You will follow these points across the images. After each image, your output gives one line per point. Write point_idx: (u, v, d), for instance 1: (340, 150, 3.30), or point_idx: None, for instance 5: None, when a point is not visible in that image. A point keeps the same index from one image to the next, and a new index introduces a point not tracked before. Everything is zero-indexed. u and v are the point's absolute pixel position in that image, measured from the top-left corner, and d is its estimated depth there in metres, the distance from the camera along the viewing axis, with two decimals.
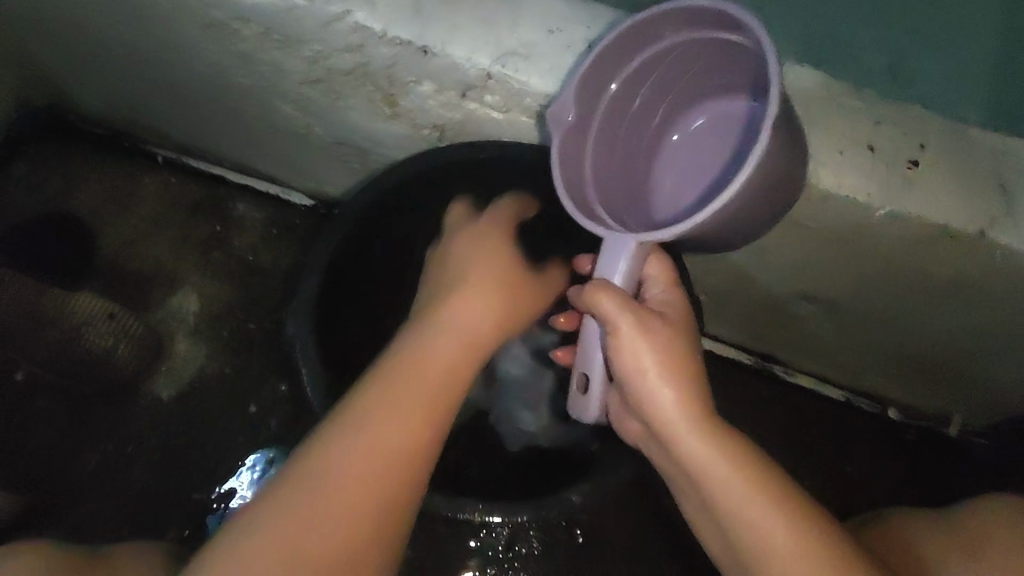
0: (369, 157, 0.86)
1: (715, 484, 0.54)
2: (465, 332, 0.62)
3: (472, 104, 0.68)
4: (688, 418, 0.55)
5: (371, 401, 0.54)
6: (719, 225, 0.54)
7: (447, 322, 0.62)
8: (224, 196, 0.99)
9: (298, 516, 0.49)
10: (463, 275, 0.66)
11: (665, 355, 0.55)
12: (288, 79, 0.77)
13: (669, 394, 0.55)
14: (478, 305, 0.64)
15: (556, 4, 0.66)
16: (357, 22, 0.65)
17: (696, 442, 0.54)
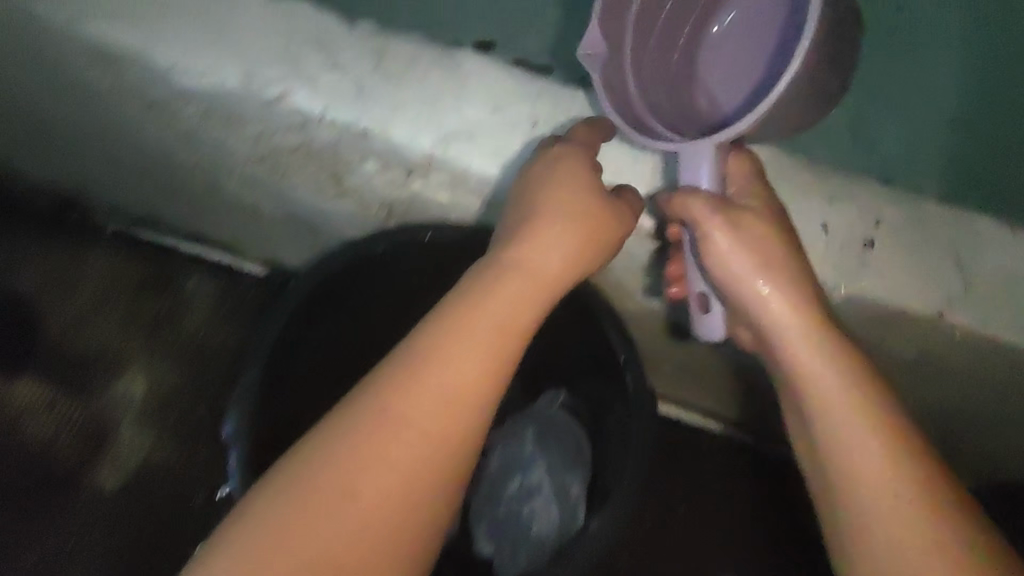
0: (322, 234, 0.83)
1: (820, 390, 0.53)
2: (535, 282, 0.56)
3: (418, 184, 0.66)
4: (801, 317, 0.54)
5: (430, 370, 0.50)
6: (785, 107, 0.57)
7: (516, 270, 0.55)
8: (177, 269, 0.96)
9: (333, 485, 0.46)
10: (541, 201, 0.57)
11: (757, 253, 0.54)
12: (232, 157, 0.74)
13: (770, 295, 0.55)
14: (554, 248, 0.57)
15: (502, 78, 0.64)
16: (296, 104, 0.63)
17: (808, 343, 0.54)
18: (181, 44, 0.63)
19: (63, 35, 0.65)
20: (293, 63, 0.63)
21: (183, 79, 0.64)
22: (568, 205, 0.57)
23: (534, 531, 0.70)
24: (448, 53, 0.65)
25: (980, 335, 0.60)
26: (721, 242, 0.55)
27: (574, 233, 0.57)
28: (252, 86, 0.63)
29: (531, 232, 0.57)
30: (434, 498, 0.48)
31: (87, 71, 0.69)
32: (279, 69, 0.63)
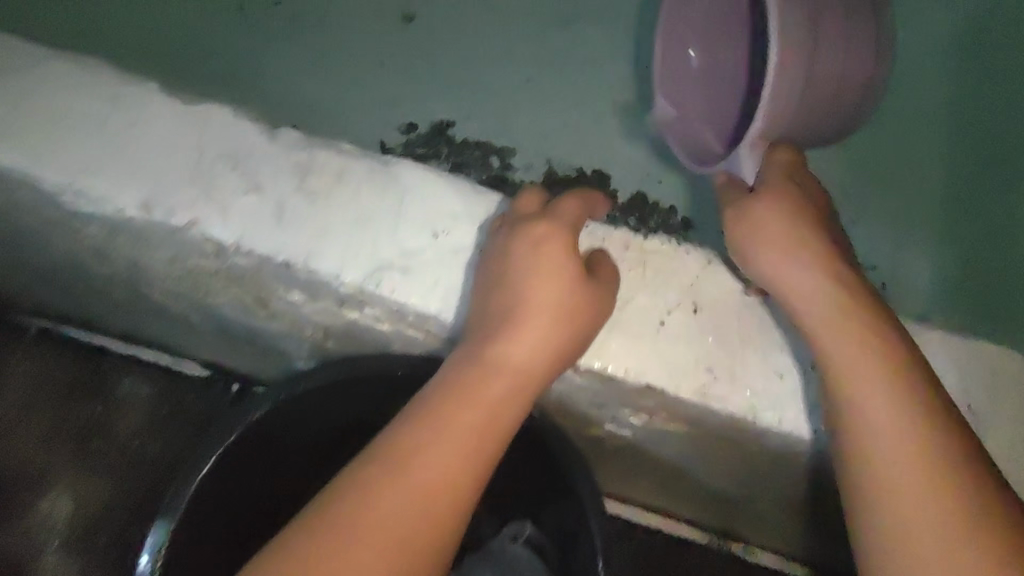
0: (261, 349, 0.74)
1: (865, 389, 0.46)
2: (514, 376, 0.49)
3: (352, 314, 0.58)
4: (839, 307, 0.48)
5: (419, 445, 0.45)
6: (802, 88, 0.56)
7: (493, 365, 0.49)
8: (108, 370, 0.87)
9: (327, 558, 0.40)
10: (519, 291, 0.51)
11: (789, 247, 0.50)
12: (149, 274, 0.66)
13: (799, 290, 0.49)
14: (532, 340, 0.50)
15: (443, 196, 0.56)
16: (205, 234, 0.55)
17: (843, 336, 0.48)
18: (75, 166, 0.55)
19: None
20: (203, 186, 0.55)
21: (78, 202, 0.56)
22: (544, 296, 0.51)
23: None
24: (384, 166, 0.57)
25: None
26: (754, 236, 0.52)
27: (558, 328, 0.50)
28: (154, 214, 0.55)
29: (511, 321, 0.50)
30: (433, 571, 0.43)
31: None
32: (186, 195, 0.55)
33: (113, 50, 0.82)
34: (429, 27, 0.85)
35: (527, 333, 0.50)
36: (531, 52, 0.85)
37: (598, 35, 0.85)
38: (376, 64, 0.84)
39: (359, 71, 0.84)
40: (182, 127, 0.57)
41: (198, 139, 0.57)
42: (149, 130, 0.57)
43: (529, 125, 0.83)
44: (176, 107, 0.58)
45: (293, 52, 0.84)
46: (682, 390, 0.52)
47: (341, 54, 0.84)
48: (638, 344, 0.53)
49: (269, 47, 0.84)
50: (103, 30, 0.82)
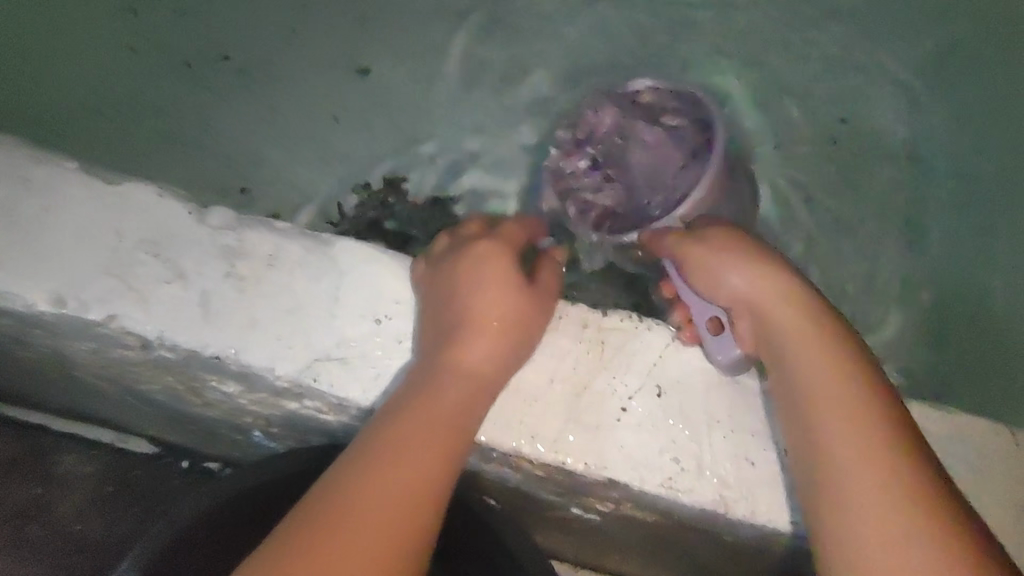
0: (202, 432, 0.70)
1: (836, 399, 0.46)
2: (473, 377, 0.47)
3: (291, 404, 0.54)
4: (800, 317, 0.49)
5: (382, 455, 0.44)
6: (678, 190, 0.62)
7: (452, 366, 0.47)
8: (49, 448, 0.82)
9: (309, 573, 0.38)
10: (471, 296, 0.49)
11: (737, 252, 0.50)
12: (73, 359, 0.61)
13: (742, 287, 0.49)
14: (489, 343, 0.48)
15: (385, 277, 0.52)
16: (124, 328, 0.51)
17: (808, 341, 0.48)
18: None
19: None
20: (123, 276, 0.52)
21: None
22: (487, 305, 0.49)
23: None
24: (322, 246, 0.53)
25: None
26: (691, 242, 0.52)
27: (505, 342, 0.48)
28: (66, 308, 0.50)
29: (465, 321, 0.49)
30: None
31: None
32: (103, 287, 0.51)
33: (45, 112, 0.78)
34: (380, 81, 0.82)
35: (473, 339, 0.48)
36: (485, 103, 0.82)
37: (554, 87, 0.83)
38: (325, 120, 0.80)
39: (307, 126, 0.80)
40: (101, 210, 0.53)
41: (119, 224, 0.53)
42: (64, 216, 0.53)
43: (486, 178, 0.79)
44: (97, 188, 0.54)
45: (237, 108, 0.80)
46: (646, 484, 0.48)
47: (289, 109, 0.80)
48: (597, 435, 0.49)
49: (212, 103, 0.80)
50: (33, 92, 0.78)
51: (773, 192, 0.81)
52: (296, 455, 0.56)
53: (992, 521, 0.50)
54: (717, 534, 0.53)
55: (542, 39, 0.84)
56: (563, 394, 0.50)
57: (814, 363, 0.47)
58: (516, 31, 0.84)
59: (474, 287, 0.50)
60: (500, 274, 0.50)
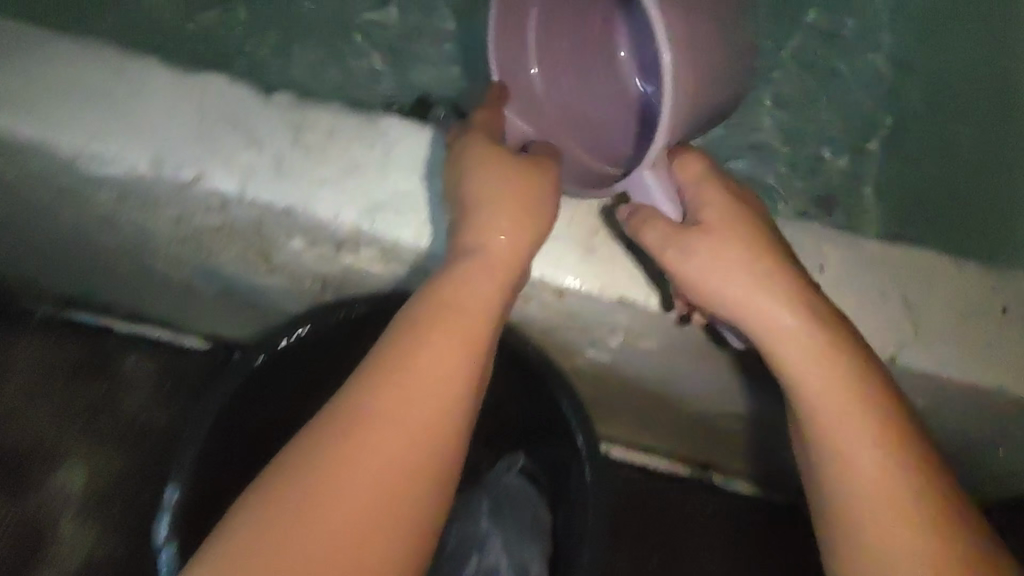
0: (257, 307, 0.79)
1: (847, 433, 0.50)
2: (494, 260, 0.52)
3: (349, 257, 0.63)
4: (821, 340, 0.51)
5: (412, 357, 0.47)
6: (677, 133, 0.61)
7: (476, 246, 0.52)
8: (112, 350, 0.91)
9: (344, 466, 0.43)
10: (471, 279, 0.51)
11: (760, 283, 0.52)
12: (155, 239, 0.71)
13: (743, 290, 0.52)
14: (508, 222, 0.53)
15: (426, 141, 0.62)
16: (210, 187, 0.60)
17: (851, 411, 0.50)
18: (88, 133, 0.61)
19: None
20: (207, 143, 0.61)
21: (90, 164, 0.61)
22: (506, 245, 0.52)
23: None
24: (371, 120, 0.63)
25: (939, 375, 0.59)
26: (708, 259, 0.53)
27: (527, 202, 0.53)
28: (162, 170, 0.60)
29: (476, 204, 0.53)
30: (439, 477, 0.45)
31: None
32: (192, 152, 0.60)
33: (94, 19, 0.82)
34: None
35: (502, 211, 0.53)
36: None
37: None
38: (346, 12, 0.85)
39: (328, 25, 0.84)
40: (184, 93, 0.62)
41: (200, 103, 0.62)
42: (153, 95, 0.62)
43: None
44: (179, 76, 0.63)
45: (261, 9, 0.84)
46: (650, 302, 0.58)
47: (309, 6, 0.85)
48: (613, 262, 0.58)
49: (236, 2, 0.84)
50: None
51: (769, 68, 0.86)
52: (350, 308, 0.68)
53: (938, 321, 0.59)
54: (708, 356, 0.63)
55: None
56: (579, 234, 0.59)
57: (854, 433, 0.49)
58: None
59: (486, 184, 0.53)
60: (512, 231, 0.53)
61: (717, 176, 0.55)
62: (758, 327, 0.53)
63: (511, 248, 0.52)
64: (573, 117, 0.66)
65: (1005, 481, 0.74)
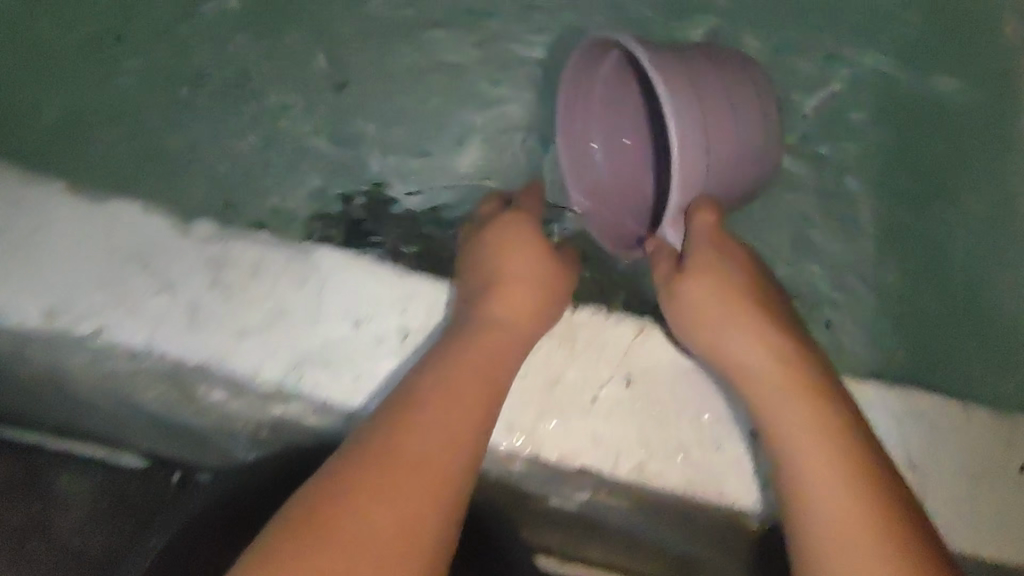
0: (194, 438, 0.71)
1: (844, 502, 0.43)
2: (501, 331, 0.50)
3: (278, 408, 0.56)
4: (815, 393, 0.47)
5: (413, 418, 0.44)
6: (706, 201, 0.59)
7: (485, 314, 0.51)
8: (43, 466, 0.83)
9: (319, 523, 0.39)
10: (480, 345, 0.49)
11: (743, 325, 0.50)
12: (71, 377, 0.64)
13: (717, 332, 0.50)
14: (521, 299, 0.51)
15: (364, 277, 0.55)
16: (112, 340, 0.53)
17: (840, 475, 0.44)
18: None
19: None
20: (113, 289, 0.54)
21: None
22: (513, 316, 0.51)
23: None
24: (303, 253, 0.56)
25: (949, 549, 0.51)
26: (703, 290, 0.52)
27: (544, 294, 0.52)
28: (58, 322, 0.53)
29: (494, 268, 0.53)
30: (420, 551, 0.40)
31: None
32: (94, 300, 0.54)
33: (19, 125, 0.76)
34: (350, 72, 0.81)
35: (517, 288, 0.52)
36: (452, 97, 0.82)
37: (526, 74, 0.81)
38: None
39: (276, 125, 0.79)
40: (87, 229, 0.55)
41: (107, 238, 0.55)
42: (51, 233, 0.55)
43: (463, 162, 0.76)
44: (81, 207, 0.56)
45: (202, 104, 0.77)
46: (618, 471, 0.51)
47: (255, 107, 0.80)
48: (573, 424, 0.51)
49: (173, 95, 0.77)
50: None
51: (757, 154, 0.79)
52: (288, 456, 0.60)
53: (946, 487, 0.52)
54: (688, 517, 0.55)
55: (506, 21, 0.82)
56: (536, 390, 0.52)
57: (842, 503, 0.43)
58: (513, 40, 0.82)
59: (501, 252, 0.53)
60: (534, 300, 0.52)
61: (715, 230, 0.54)
62: (739, 372, 0.50)
63: (522, 315, 0.51)
64: (621, 187, 0.71)
65: None
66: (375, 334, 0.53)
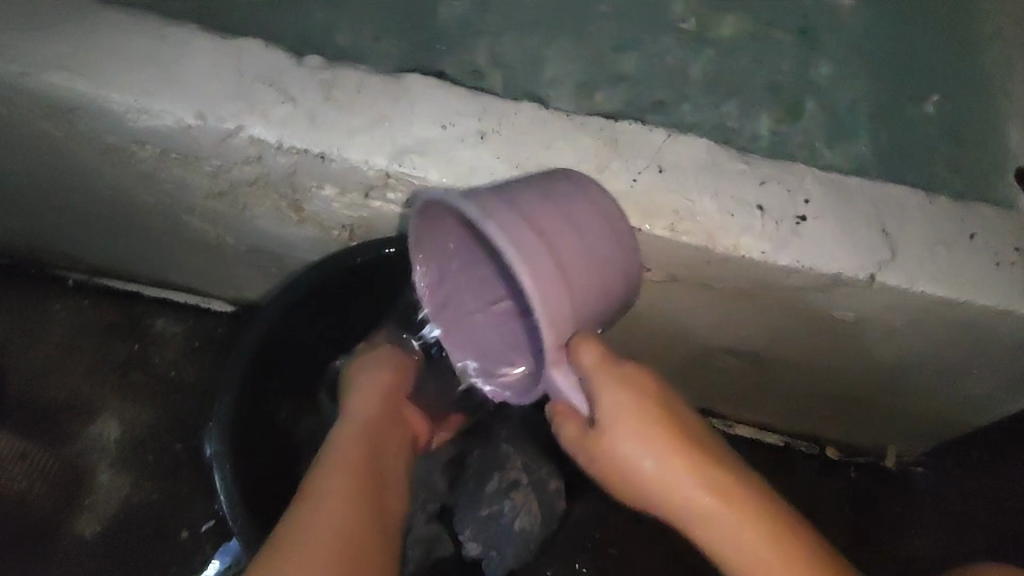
0: (285, 262, 0.85)
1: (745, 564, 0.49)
2: (365, 414, 0.65)
3: (376, 202, 0.70)
4: (701, 487, 0.50)
5: (324, 467, 0.58)
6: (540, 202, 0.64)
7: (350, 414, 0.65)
8: (142, 313, 0.96)
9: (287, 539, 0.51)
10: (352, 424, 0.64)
11: (633, 445, 0.50)
12: (193, 196, 0.77)
13: (606, 460, 0.52)
14: (370, 387, 0.67)
15: (445, 97, 0.68)
16: (251, 136, 0.66)
17: (733, 536, 0.49)
18: (134, 91, 0.66)
19: (9, 88, 0.68)
20: (246, 98, 0.67)
21: (138, 118, 0.67)
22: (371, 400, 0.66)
23: (517, 525, 0.71)
24: (397, 78, 0.69)
25: (914, 291, 0.65)
26: (639, 458, 0.51)
27: (386, 381, 0.68)
28: (207, 121, 0.66)
29: (352, 382, 0.68)
30: (372, 540, 0.54)
31: (40, 123, 0.71)
32: (232, 105, 0.66)
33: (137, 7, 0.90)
34: None
35: (366, 384, 0.67)
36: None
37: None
38: None
39: None
40: (222, 54, 0.68)
41: (241, 61, 0.68)
42: (194, 57, 0.68)
43: (517, 26, 0.88)
44: (217, 40, 0.69)
45: None
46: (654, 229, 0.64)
47: None
48: (618, 195, 0.64)
49: None
50: None
51: (767, 28, 0.92)
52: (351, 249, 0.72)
53: (914, 244, 0.65)
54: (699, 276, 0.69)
55: None
56: (589, 168, 0.65)
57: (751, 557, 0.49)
58: None
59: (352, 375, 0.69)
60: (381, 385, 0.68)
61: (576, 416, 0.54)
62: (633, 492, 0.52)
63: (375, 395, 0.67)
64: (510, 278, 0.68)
65: (973, 402, 0.79)
66: (461, 131, 0.67)
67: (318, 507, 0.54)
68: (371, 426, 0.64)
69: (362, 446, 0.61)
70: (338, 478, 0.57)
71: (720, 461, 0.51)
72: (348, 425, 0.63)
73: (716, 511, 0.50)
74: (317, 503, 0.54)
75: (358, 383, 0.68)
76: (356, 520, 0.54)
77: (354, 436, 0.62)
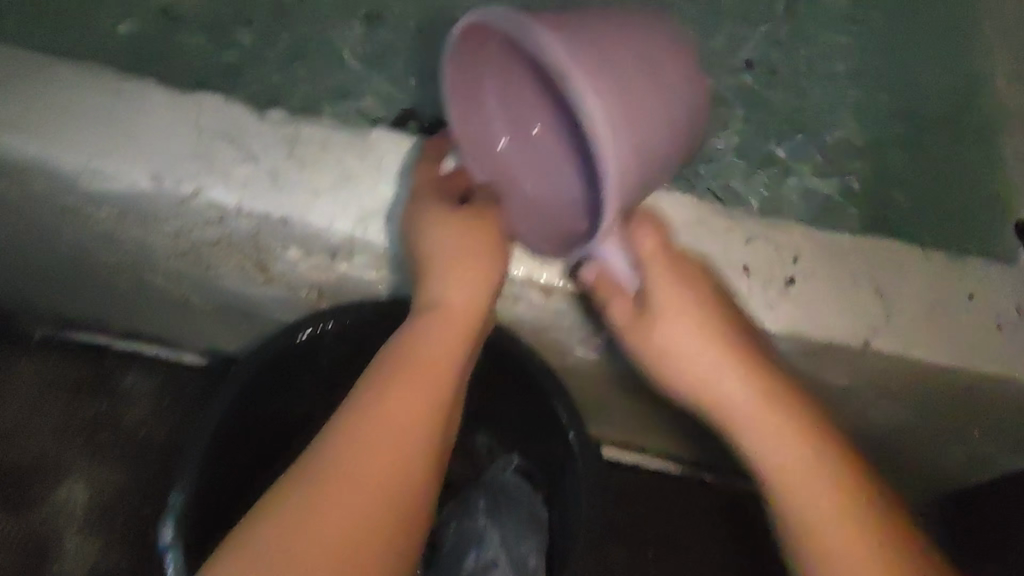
0: (255, 318, 0.81)
1: (811, 492, 0.51)
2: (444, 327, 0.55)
3: (343, 265, 0.67)
4: (763, 403, 0.54)
5: (379, 404, 0.50)
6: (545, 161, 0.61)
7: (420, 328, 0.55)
8: (111, 368, 0.92)
9: (297, 514, 0.44)
10: (425, 342, 0.54)
11: (694, 341, 0.55)
12: (156, 255, 0.73)
13: (673, 351, 0.56)
14: (459, 285, 0.56)
15: (413, 155, 0.65)
16: (210, 199, 0.63)
17: (795, 453, 0.52)
18: (88, 152, 0.63)
19: None
20: (205, 159, 0.64)
21: (93, 180, 0.64)
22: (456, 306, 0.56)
23: None
24: (363, 132, 0.66)
25: (911, 359, 0.61)
26: (691, 366, 0.55)
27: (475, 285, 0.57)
28: (163, 185, 0.63)
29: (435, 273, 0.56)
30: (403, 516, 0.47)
31: None
32: (190, 166, 0.63)
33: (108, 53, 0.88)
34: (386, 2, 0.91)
35: (456, 281, 0.56)
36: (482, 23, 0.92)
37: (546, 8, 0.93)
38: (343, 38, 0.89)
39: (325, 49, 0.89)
40: (179, 110, 0.65)
41: (200, 117, 0.65)
42: (151, 114, 0.65)
43: None
44: (176, 95, 0.66)
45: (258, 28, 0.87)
46: None
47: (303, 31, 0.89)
48: None
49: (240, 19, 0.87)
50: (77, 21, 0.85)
51: None
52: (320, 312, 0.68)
53: (912, 306, 0.62)
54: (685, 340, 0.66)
55: None
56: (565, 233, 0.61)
57: (812, 478, 0.51)
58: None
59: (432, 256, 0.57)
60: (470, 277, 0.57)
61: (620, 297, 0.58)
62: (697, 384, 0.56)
63: (464, 300, 0.56)
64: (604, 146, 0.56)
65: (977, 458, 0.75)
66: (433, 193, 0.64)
67: (354, 477, 0.46)
68: (451, 357, 0.54)
69: (432, 385, 0.52)
70: (390, 427, 0.49)
71: (796, 403, 0.54)
72: (420, 345, 0.54)
73: (787, 429, 0.53)
74: (355, 469, 0.47)
75: (447, 280, 0.56)
76: (391, 497, 0.47)
77: (424, 368, 0.52)
